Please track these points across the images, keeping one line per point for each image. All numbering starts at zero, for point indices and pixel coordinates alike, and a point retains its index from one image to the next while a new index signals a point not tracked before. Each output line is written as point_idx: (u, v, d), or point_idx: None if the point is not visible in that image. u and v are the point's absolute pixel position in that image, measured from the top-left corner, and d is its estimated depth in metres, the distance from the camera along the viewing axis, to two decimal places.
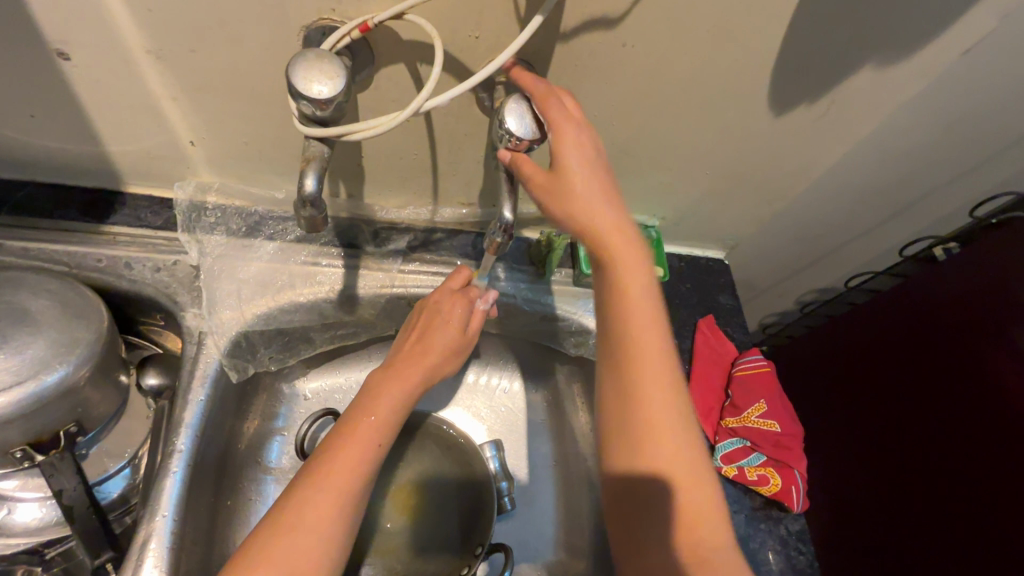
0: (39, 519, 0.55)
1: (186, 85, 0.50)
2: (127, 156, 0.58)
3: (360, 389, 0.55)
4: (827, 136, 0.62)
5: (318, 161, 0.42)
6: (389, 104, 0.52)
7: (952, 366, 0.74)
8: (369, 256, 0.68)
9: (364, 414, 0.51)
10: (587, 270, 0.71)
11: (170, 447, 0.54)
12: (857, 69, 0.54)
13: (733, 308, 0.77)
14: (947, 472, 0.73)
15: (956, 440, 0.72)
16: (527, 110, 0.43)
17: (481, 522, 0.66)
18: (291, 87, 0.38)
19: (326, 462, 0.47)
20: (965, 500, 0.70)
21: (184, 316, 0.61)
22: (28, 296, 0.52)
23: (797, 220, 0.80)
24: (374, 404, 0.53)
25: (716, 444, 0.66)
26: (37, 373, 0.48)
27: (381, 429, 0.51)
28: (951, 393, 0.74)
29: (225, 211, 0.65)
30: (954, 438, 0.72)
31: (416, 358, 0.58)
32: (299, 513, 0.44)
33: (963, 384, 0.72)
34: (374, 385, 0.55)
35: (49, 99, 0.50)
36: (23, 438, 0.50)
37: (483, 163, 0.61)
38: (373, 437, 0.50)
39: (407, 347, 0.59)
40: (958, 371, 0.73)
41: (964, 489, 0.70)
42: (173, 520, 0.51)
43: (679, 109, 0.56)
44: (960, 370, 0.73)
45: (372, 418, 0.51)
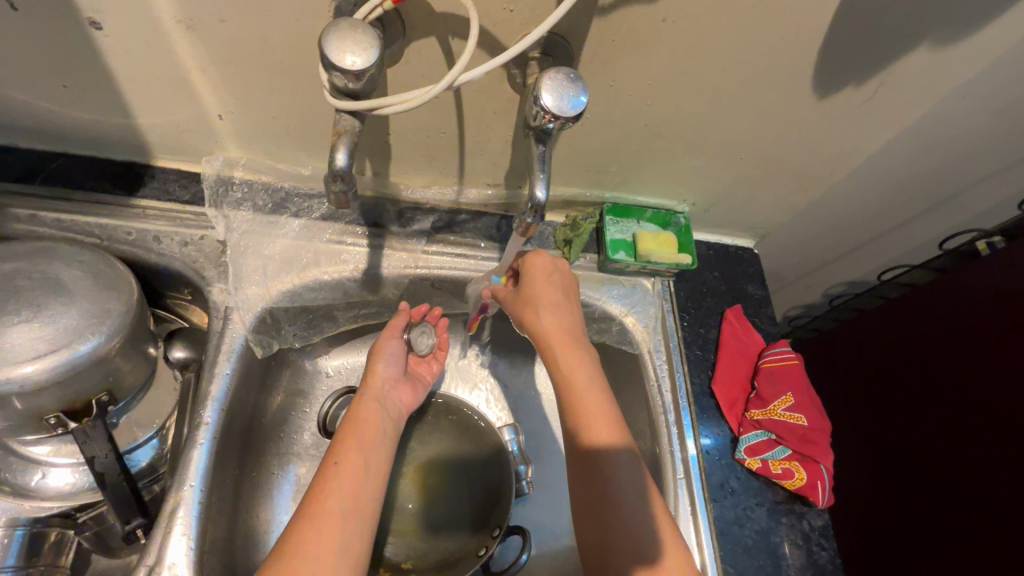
0: (72, 484, 0.57)
1: (215, 56, 0.49)
2: (156, 129, 0.58)
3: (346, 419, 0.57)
4: (872, 120, 0.60)
5: (350, 135, 0.41)
6: (420, 79, 0.51)
7: (988, 365, 0.72)
8: (394, 236, 0.68)
9: (341, 443, 0.54)
10: (613, 255, 0.70)
11: (197, 419, 0.55)
12: (911, 48, 0.51)
13: (762, 299, 0.76)
14: (983, 477, 0.70)
15: (988, 441, 0.70)
16: (567, 84, 0.41)
17: (500, 502, 0.66)
18: (323, 57, 0.37)
19: (316, 486, 0.50)
20: (998, 507, 0.68)
21: (211, 290, 0.61)
22: (61, 267, 0.53)
23: (832, 209, 0.77)
24: (347, 434, 0.55)
25: (740, 436, 0.65)
26: (69, 342, 0.49)
27: (340, 451, 0.53)
28: (990, 394, 0.71)
29: (251, 187, 0.65)
30: (990, 441, 0.70)
31: (367, 391, 0.61)
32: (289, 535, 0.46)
33: (997, 384, 0.70)
34: (351, 418, 0.57)
35: (81, 69, 0.50)
36: (57, 404, 0.51)
37: (511, 143, 0.60)
38: (331, 459, 0.52)
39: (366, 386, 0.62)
40: (997, 371, 0.70)
41: (1000, 494, 0.68)
42: (200, 491, 0.52)
43: (718, 89, 0.54)
44: (993, 369, 0.71)
45: (340, 454, 0.52)
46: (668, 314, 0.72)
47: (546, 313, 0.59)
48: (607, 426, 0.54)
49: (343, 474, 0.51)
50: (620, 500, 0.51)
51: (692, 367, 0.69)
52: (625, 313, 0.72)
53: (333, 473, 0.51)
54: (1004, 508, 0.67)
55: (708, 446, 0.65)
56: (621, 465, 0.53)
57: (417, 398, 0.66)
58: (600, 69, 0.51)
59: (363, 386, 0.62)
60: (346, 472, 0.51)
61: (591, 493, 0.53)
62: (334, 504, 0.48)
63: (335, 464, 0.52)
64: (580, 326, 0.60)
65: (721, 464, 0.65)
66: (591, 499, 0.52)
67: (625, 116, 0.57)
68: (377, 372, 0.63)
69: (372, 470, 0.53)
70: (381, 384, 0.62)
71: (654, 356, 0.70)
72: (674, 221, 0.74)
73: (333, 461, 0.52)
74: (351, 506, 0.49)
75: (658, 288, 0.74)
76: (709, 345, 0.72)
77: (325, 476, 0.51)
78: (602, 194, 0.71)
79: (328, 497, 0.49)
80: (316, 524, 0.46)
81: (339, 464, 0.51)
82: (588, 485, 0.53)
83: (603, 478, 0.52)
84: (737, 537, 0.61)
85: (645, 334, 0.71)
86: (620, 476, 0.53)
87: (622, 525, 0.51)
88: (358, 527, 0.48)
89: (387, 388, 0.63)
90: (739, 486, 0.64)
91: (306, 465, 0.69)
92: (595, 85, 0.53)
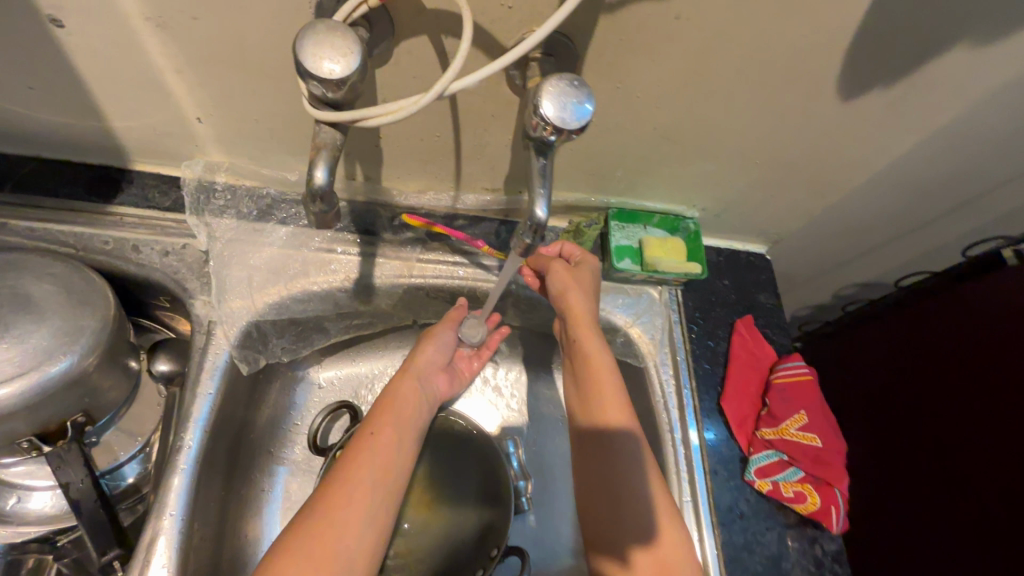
0: (52, 507, 0.54)
1: (190, 56, 0.45)
2: (132, 132, 0.55)
3: (382, 392, 0.58)
4: (900, 123, 0.55)
5: (330, 150, 0.38)
6: (411, 82, 0.47)
7: (1007, 383, 0.68)
8: (386, 244, 0.64)
9: (379, 415, 0.54)
10: (617, 264, 0.66)
11: (178, 442, 0.52)
12: (948, 48, 0.47)
13: (774, 309, 0.72)
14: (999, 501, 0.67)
15: (1005, 464, 0.67)
16: (570, 91, 0.37)
17: (495, 528, 0.61)
18: (298, 65, 0.33)
19: (352, 454, 0.50)
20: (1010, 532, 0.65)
21: (194, 303, 0.58)
22: (31, 280, 0.50)
23: (849, 213, 0.73)
24: (384, 408, 0.55)
25: (750, 457, 0.62)
26: (40, 364, 0.46)
27: (376, 423, 0.53)
28: (1006, 413, 0.67)
29: (235, 193, 0.61)
30: (1006, 461, 0.66)
31: (408, 369, 0.60)
32: (319, 502, 0.47)
33: (1014, 402, 0.67)
34: (389, 393, 0.57)
35: (45, 70, 0.46)
36: (30, 427, 0.48)
37: (510, 147, 0.56)
38: (367, 430, 0.53)
39: (408, 365, 0.61)
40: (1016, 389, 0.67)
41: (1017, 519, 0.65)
42: (181, 519, 0.50)
43: (735, 91, 0.50)
44: (1008, 386, 0.68)
45: (375, 431, 0.53)
46: (675, 326, 0.69)
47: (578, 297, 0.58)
48: (619, 409, 0.55)
49: (376, 448, 0.51)
50: (627, 481, 0.53)
51: (700, 382, 0.66)
52: (630, 324, 0.68)
53: (369, 444, 0.51)
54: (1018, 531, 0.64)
55: (717, 468, 0.62)
56: (629, 451, 0.54)
57: (452, 390, 0.65)
58: (606, 71, 0.47)
59: (408, 362, 0.61)
60: (380, 446, 0.51)
61: (602, 478, 0.54)
62: (365, 476, 0.49)
63: (370, 435, 0.52)
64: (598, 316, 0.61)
65: (730, 486, 0.62)
66: (593, 494, 0.54)
67: (634, 118, 0.53)
68: (422, 353, 0.62)
69: (406, 445, 0.54)
70: (424, 366, 0.61)
71: (660, 370, 0.67)
72: (682, 227, 0.70)
73: (368, 431, 0.53)
74: (382, 482, 0.50)
75: (665, 297, 0.70)
76: (718, 358, 0.68)
77: (362, 449, 0.51)
78: (607, 198, 0.67)
79: (361, 467, 0.49)
80: (346, 492, 0.47)
81: (374, 436, 0.52)
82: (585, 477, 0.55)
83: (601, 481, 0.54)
84: (747, 564, 0.59)
85: (651, 347, 0.68)
86: (628, 461, 0.54)
87: (626, 507, 0.52)
88: (384, 501, 0.49)
89: (429, 371, 0.62)
90: (749, 510, 0.61)
91: (297, 480, 0.67)
92: (601, 87, 0.49)
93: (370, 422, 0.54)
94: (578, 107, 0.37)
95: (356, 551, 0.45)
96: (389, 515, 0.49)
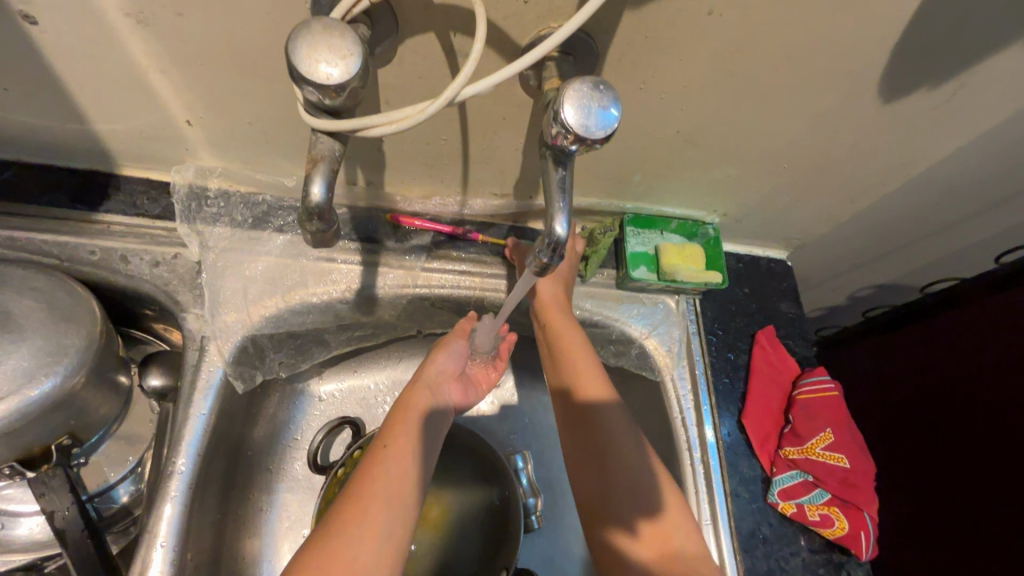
0: (39, 533, 0.51)
1: (176, 55, 0.42)
2: (118, 135, 0.51)
3: (394, 405, 0.54)
4: (942, 126, 0.52)
5: (327, 163, 0.34)
6: (417, 83, 0.43)
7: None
8: (389, 252, 0.60)
9: (393, 426, 0.50)
10: (633, 272, 0.63)
11: (168, 467, 0.49)
12: (1005, 46, 0.43)
13: (796, 319, 0.69)
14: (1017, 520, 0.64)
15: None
16: (593, 95, 0.33)
17: (504, 544, 0.60)
18: (291, 69, 0.30)
19: (365, 473, 0.46)
20: None
21: (186, 317, 0.54)
22: (10, 296, 0.46)
23: (876, 219, 0.69)
24: (397, 420, 0.51)
25: (773, 478, 0.59)
26: (19, 387, 0.43)
27: (389, 434, 0.50)
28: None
29: (229, 199, 0.58)
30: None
31: (419, 377, 0.57)
32: (331, 527, 0.43)
33: None
34: (402, 404, 0.53)
35: (20, 70, 0.43)
36: (12, 453, 0.45)
37: (522, 151, 0.53)
38: (380, 442, 0.49)
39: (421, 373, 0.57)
40: None
41: None
42: (173, 549, 0.47)
43: (767, 92, 0.46)
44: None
45: (387, 444, 0.49)
46: (694, 337, 0.65)
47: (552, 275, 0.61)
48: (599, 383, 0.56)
49: (389, 459, 0.47)
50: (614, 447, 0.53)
51: (720, 397, 0.63)
52: (646, 335, 0.65)
53: (382, 460, 0.47)
54: None
55: (738, 489, 0.59)
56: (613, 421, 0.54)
57: (466, 400, 0.61)
58: (628, 71, 0.43)
59: (419, 372, 0.58)
60: (394, 457, 0.48)
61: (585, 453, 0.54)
62: (379, 489, 0.45)
63: (382, 447, 0.48)
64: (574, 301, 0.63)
65: (752, 508, 0.59)
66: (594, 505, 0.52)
67: (655, 121, 0.49)
68: (433, 362, 0.58)
69: (421, 458, 0.49)
70: (436, 375, 0.58)
71: (677, 384, 0.64)
72: (701, 233, 0.66)
73: (382, 443, 0.49)
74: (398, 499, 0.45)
75: (683, 307, 0.67)
76: (738, 371, 0.65)
77: (375, 465, 0.47)
78: (623, 203, 0.63)
79: (375, 479, 0.46)
80: (359, 507, 0.44)
81: (388, 449, 0.48)
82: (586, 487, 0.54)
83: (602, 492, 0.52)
84: None
85: (667, 359, 0.64)
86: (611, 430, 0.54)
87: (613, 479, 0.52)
88: (401, 512, 0.45)
89: (442, 380, 0.58)
90: (772, 534, 0.58)
91: (297, 497, 0.64)
92: (623, 88, 0.45)
93: (381, 436, 0.50)
94: (603, 113, 0.33)
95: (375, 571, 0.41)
96: (408, 526, 0.45)
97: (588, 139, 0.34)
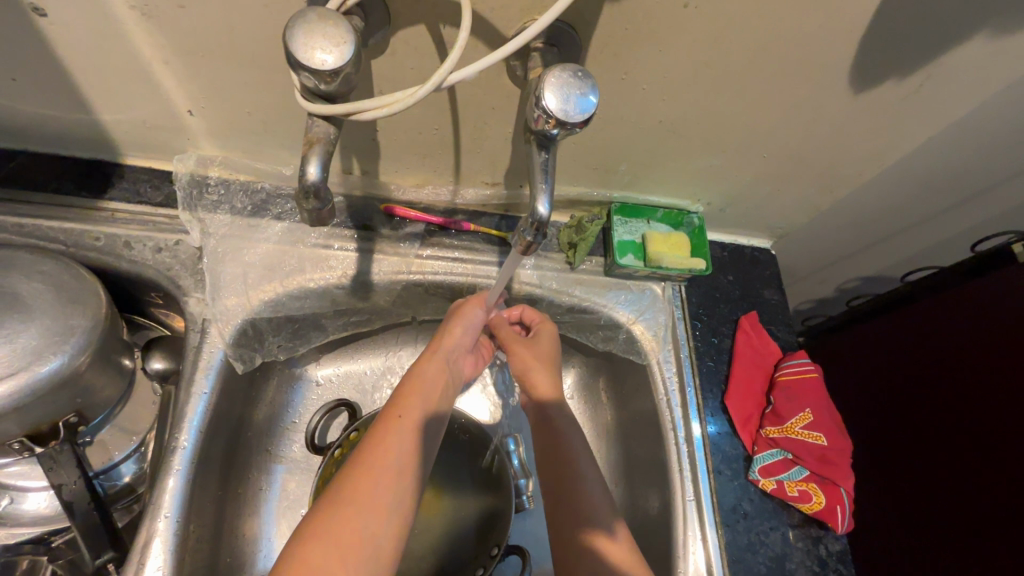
0: (47, 507, 0.53)
1: (178, 46, 0.44)
2: (121, 125, 0.53)
3: (403, 380, 0.54)
4: (913, 117, 0.54)
5: (323, 144, 0.37)
6: (409, 73, 0.45)
7: (1003, 380, 0.67)
8: (384, 239, 0.62)
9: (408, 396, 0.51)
10: (620, 260, 0.65)
11: (172, 442, 0.51)
12: (966, 38, 0.45)
13: (778, 305, 0.71)
14: (991, 498, 0.67)
15: (999, 462, 0.66)
16: (573, 82, 0.36)
17: (498, 521, 0.61)
18: (288, 56, 0.32)
19: (379, 441, 0.47)
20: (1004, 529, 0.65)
21: (187, 301, 0.56)
22: (19, 278, 0.48)
23: (856, 209, 0.72)
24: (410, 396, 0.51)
25: (754, 456, 0.61)
26: (29, 364, 0.45)
27: (404, 405, 0.50)
28: (1002, 408, 0.66)
29: (229, 187, 0.60)
30: (1001, 458, 0.66)
31: (435, 350, 0.57)
32: (344, 496, 0.43)
33: (1010, 398, 0.66)
34: (413, 379, 0.54)
35: (29, 61, 0.45)
36: (21, 428, 0.47)
37: (511, 141, 0.55)
38: (393, 413, 0.49)
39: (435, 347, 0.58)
40: (1012, 386, 0.65)
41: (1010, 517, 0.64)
42: (176, 521, 0.49)
43: (743, 83, 0.48)
44: (1004, 385, 0.67)
45: (402, 416, 0.49)
46: (679, 322, 0.67)
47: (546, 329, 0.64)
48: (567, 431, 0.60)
49: (403, 431, 0.48)
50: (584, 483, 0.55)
51: (704, 379, 0.65)
52: (633, 320, 0.67)
53: (396, 429, 0.48)
54: (1012, 529, 0.64)
55: (719, 466, 0.62)
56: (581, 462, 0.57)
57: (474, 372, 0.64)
58: (610, 63, 0.45)
59: (435, 343, 0.58)
60: (407, 429, 0.48)
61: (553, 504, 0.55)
62: (392, 459, 0.46)
63: (397, 417, 0.49)
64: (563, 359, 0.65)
65: (733, 485, 0.61)
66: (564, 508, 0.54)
67: (637, 111, 0.51)
68: (451, 335, 0.59)
69: (431, 432, 0.51)
70: (451, 349, 0.58)
71: (663, 367, 0.66)
72: (686, 222, 0.68)
73: (395, 415, 0.49)
74: (408, 468, 0.46)
75: (668, 293, 0.69)
76: (721, 355, 0.67)
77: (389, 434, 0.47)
78: (610, 192, 0.65)
79: (390, 449, 0.46)
80: (371, 477, 0.44)
81: (403, 420, 0.49)
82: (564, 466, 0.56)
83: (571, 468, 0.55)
84: (750, 565, 0.58)
85: (654, 344, 0.66)
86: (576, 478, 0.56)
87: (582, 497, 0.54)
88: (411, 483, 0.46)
89: (456, 355, 0.59)
90: (753, 510, 0.60)
91: (295, 478, 0.66)
92: (606, 78, 0.47)
93: (396, 407, 0.50)
94: (583, 99, 0.35)
95: (382, 539, 0.42)
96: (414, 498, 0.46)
97: (567, 123, 0.36)
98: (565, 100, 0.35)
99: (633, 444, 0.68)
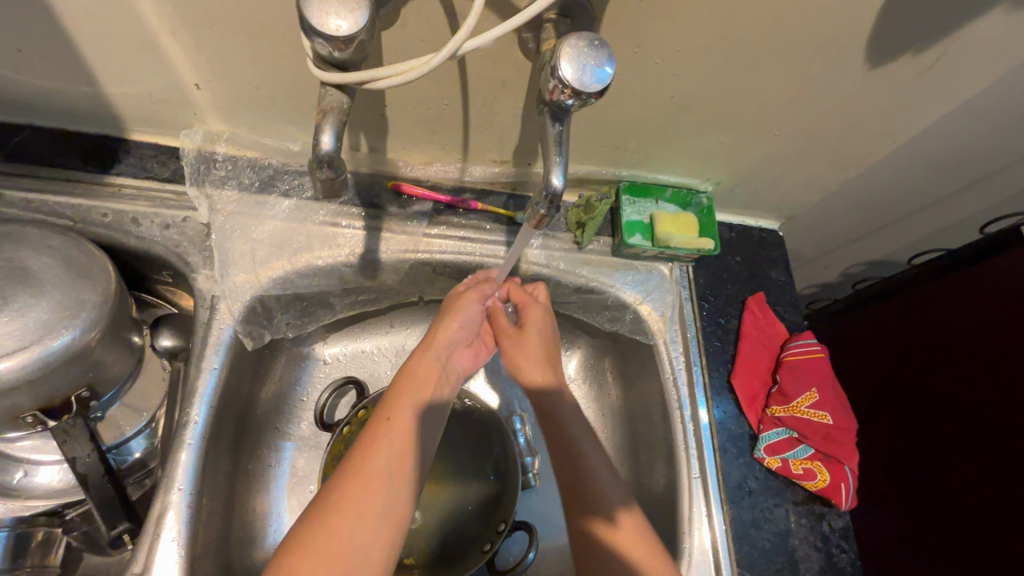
0: (60, 481, 0.54)
1: (186, 17, 0.43)
2: (128, 99, 0.53)
3: (395, 377, 0.54)
4: (927, 94, 0.54)
5: (337, 113, 0.37)
6: (419, 45, 0.45)
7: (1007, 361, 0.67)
8: (392, 218, 0.62)
9: (397, 397, 0.51)
10: (629, 239, 0.65)
11: (184, 417, 0.52)
12: (985, 11, 0.45)
13: (785, 286, 0.71)
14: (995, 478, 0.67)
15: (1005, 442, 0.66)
16: (589, 52, 0.35)
17: (503, 499, 0.63)
18: (303, 21, 0.32)
19: (367, 447, 0.47)
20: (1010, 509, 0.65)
21: (196, 278, 0.56)
22: (28, 253, 0.48)
23: (866, 190, 0.71)
24: (401, 396, 0.51)
25: (759, 434, 0.62)
26: (41, 339, 0.45)
27: (393, 407, 0.50)
28: (1009, 389, 0.67)
29: (236, 163, 0.60)
30: (1007, 438, 0.66)
31: (429, 344, 0.57)
32: (336, 503, 0.43)
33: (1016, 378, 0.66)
34: (403, 378, 0.53)
35: (34, 31, 0.44)
36: (35, 402, 0.47)
37: (521, 117, 0.54)
38: (382, 416, 0.49)
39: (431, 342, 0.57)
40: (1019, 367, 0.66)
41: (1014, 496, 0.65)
42: (190, 495, 0.50)
43: (756, 58, 0.47)
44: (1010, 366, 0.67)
45: (391, 420, 0.49)
46: (686, 303, 0.68)
47: (538, 311, 0.62)
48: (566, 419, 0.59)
49: (391, 434, 0.48)
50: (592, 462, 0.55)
51: (711, 359, 0.66)
52: (640, 300, 0.67)
53: (386, 431, 0.48)
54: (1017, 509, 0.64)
55: (725, 444, 0.62)
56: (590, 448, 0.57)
57: (476, 364, 0.62)
58: (623, 35, 0.45)
59: (429, 337, 0.58)
60: (396, 433, 0.48)
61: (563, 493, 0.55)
62: (379, 465, 0.45)
63: (386, 419, 0.49)
64: (559, 337, 0.65)
65: (739, 463, 0.62)
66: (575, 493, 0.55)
67: (651, 87, 0.51)
68: (444, 329, 0.58)
69: (423, 432, 0.50)
70: (447, 341, 0.58)
71: (669, 347, 0.66)
72: (695, 202, 0.68)
73: (385, 416, 0.49)
74: (399, 473, 0.46)
75: (676, 273, 0.69)
76: (728, 335, 0.67)
77: (378, 441, 0.47)
78: (619, 171, 0.65)
79: (377, 455, 0.46)
80: (358, 483, 0.44)
81: (392, 422, 0.49)
82: (573, 445, 0.57)
83: (580, 450, 0.56)
84: (756, 541, 0.59)
85: (661, 324, 0.67)
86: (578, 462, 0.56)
87: (590, 476, 0.55)
88: (402, 489, 0.46)
89: (450, 348, 0.59)
90: (758, 487, 0.61)
91: (304, 455, 0.66)
92: (618, 52, 0.46)
93: (386, 411, 0.49)
94: (603, 69, 0.35)
95: (372, 548, 0.42)
96: (408, 503, 0.46)
97: (585, 94, 0.36)
98: (583, 70, 0.35)
99: (639, 423, 0.69)
